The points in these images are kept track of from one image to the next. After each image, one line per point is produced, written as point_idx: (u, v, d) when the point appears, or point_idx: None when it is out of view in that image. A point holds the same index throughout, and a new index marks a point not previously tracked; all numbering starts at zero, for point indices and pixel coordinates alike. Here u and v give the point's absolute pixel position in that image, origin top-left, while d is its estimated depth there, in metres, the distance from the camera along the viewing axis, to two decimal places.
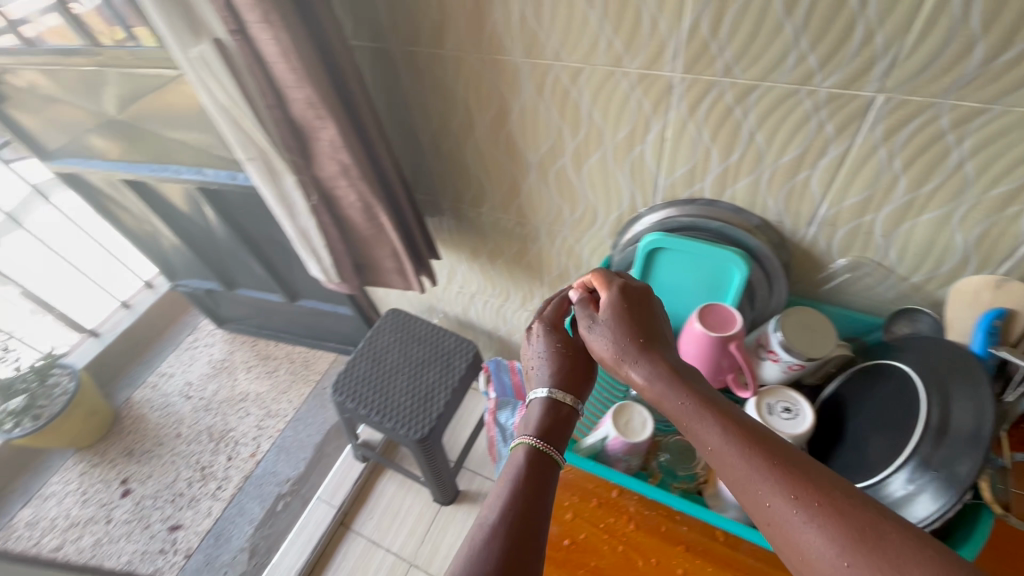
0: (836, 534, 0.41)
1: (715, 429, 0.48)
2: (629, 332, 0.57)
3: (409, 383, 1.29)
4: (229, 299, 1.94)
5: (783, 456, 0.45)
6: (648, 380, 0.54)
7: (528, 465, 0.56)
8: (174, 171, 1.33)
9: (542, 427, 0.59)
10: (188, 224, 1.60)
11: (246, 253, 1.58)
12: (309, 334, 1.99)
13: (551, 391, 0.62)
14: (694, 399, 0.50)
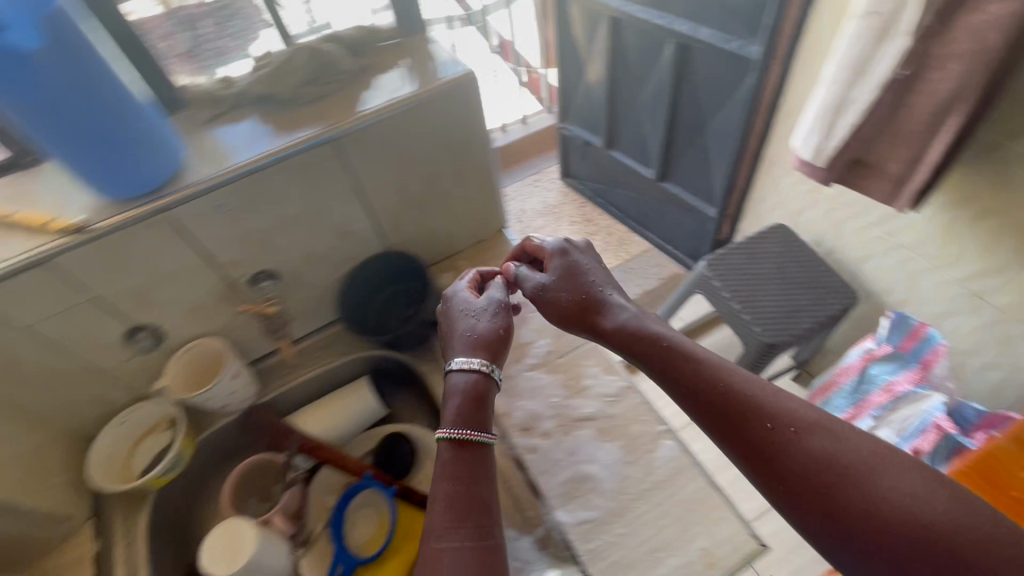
0: (775, 424, 0.39)
1: (668, 361, 0.46)
2: (559, 266, 0.57)
3: (779, 294, 1.06)
4: (594, 160, 2.12)
5: (695, 361, 0.45)
6: (582, 299, 0.54)
7: (454, 448, 0.48)
8: (669, 21, 1.46)
9: (457, 414, 0.50)
10: (626, 75, 1.74)
11: (661, 118, 1.69)
12: (641, 219, 2.11)
13: (480, 365, 0.51)
14: (690, 351, 0.46)
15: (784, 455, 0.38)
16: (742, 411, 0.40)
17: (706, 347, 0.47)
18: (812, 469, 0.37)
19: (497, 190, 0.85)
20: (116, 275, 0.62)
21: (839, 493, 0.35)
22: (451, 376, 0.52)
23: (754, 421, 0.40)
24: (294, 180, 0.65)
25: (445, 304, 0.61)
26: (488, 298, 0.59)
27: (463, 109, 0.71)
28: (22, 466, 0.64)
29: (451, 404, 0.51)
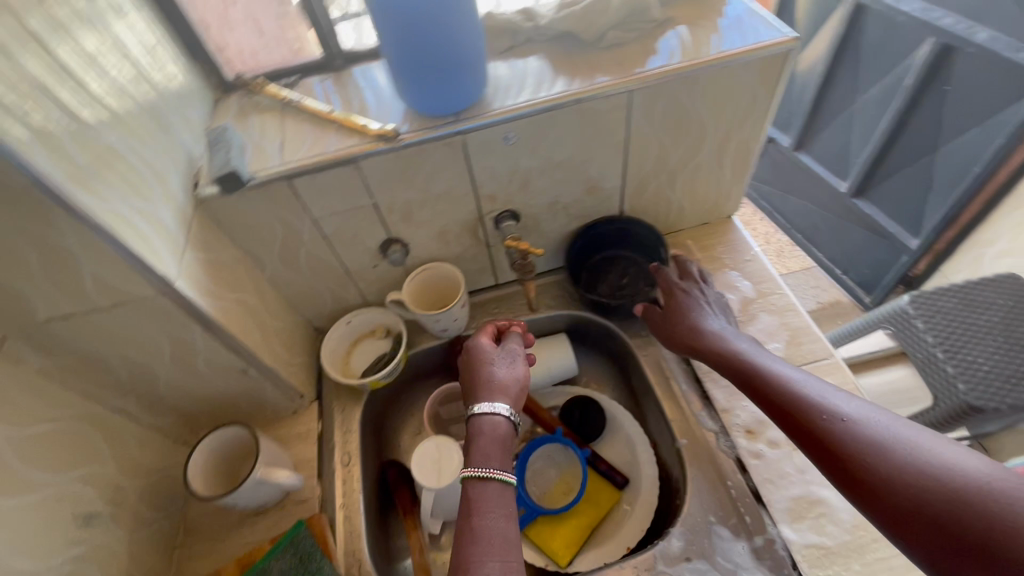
0: (827, 417, 0.47)
1: (752, 373, 0.57)
2: (670, 291, 0.71)
3: (997, 356, 0.97)
4: (774, 161, 1.95)
5: (769, 372, 0.55)
6: (688, 319, 0.68)
7: (483, 483, 0.51)
8: (935, 18, 1.26)
9: (484, 452, 0.53)
10: (849, 72, 1.54)
11: (878, 128, 1.48)
12: (808, 235, 1.91)
13: (507, 412, 0.56)
14: (754, 367, 0.57)
15: (828, 437, 0.46)
16: (796, 409, 0.50)
17: (785, 366, 0.56)
18: (857, 452, 0.44)
19: (746, 174, 0.79)
20: (402, 188, 0.65)
21: (874, 466, 0.42)
22: (480, 418, 0.55)
23: (805, 416, 0.49)
24: (579, 123, 0.64)
25: (469, 354, 0.63)
26: (509, 355, 0.62)
27: (760, 84, 0.66)
28: (280, 341, 0.71)
29: (475, 446, 0.54)
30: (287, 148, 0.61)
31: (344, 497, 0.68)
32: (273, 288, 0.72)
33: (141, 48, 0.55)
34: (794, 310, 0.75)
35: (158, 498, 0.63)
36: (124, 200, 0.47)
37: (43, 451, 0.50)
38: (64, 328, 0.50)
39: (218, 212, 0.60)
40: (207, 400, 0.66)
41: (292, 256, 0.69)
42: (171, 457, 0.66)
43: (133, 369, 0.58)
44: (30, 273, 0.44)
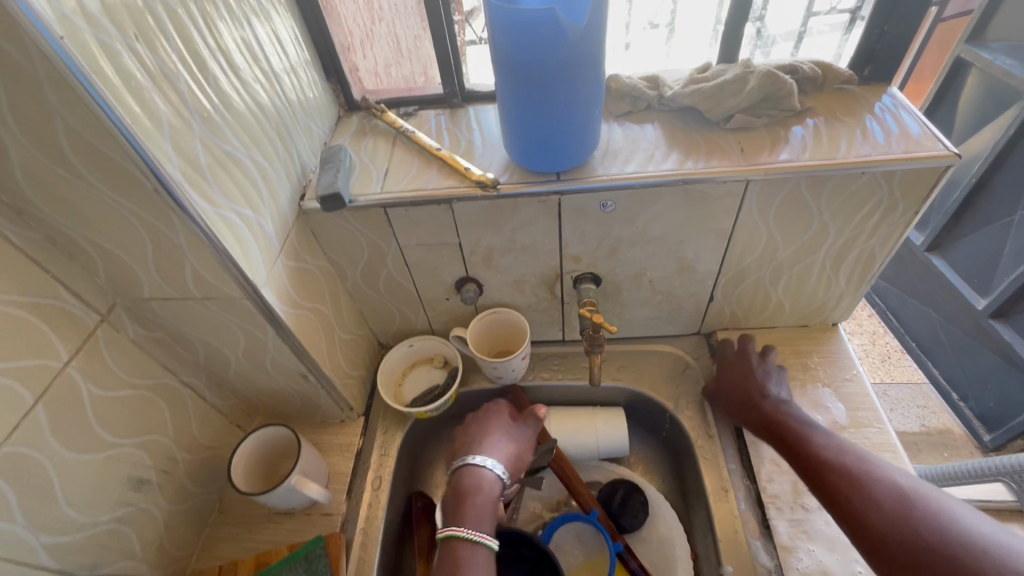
0: (884, 498, 0.49)
1: (793, 431, 0.60)
2: (749, 390, 0.67)
3: None
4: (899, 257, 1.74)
5: (841, 455, 0.55)
6: (755, 401, 0.65)
7: (478, 546, 0.53)
8: None
9: (472, 513, 0.55)
10: (1013, 179, 1.34)
11: None
12: (923, 346, 1.69)
13: (500, 472, 0.59)
14: (790, 422, 0.61)
15: (885, 525, 0.47)
16: (836, 476, 0.53)
17: (831, 438, 0.58)
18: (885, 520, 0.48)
19: (865, 285, 0.70)
20: (488, 232, 0.64)
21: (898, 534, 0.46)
22: (479, 473, 0.59)
23: (866, 507, 0.49)
24: (684, 204, 0.60)
25: (484, 418, 0.67)
26: (518, 429, 0.66)
27: (901, 195, 0.58)
28: (344, 353, 0.73)
29: (468, 505, 0.56)
30: (390, 177, 0.63)
31: (365, 522, 0.67)
32: (350, 299, 0.75)
33: (285, 68, 0.60)
34: (894, 452, 0.65)
35: (205, 474, 0.67)
36: (233, 207, 0.50)
37: (117, 413, 0.55)
38: (161, 307, 0.55)
39: (316, 224, 0.63)
40: (267, 393, 0.70)
41: (373, 275, 0.71)
42: (224, 438, 0.70)
43: (210, 353, 0.62)
44: (143, 258, 0.49)
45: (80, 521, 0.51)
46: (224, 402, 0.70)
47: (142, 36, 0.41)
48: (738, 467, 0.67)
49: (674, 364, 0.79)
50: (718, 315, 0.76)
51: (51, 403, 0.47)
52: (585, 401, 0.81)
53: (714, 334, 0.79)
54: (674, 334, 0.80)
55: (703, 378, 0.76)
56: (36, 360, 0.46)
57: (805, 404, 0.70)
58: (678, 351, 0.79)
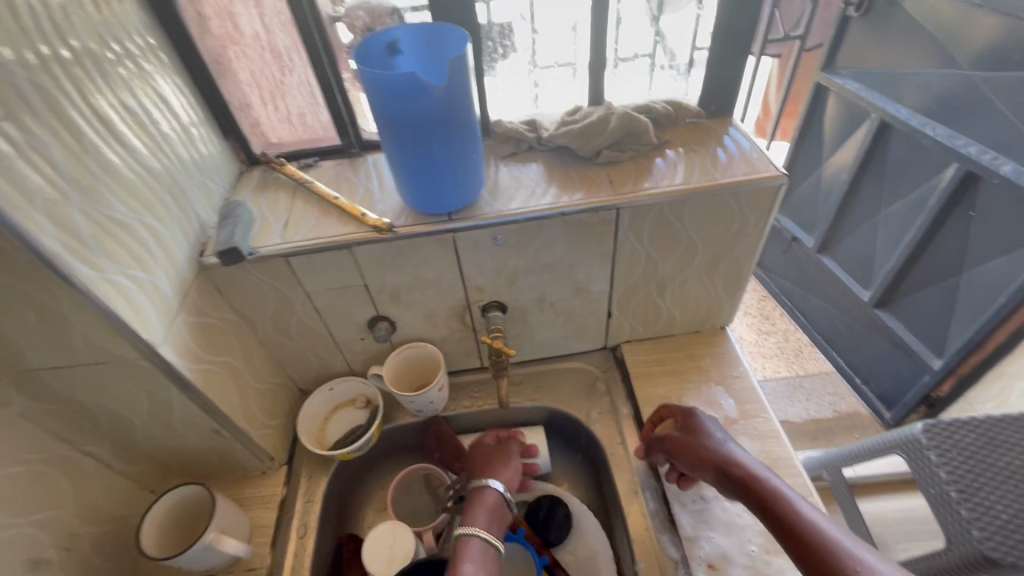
0: None
1: (772, 496, 0.56)
2: (714, 450, 0.63)
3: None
4: (796, 260, 1.92)
5: (814, 524, 0.52)
6: (725, 464, 0.61)
7: (482, 543, 0.61)
8: (959, 142, 1.25)
9: (481, 514, 0.65)
10: (874, 185, 1.54)
11: (902, 242, 1.45)
12: (829, 339, 1.86)
13: (502, 489, 0.68)
14: (767, 487, 0.57)
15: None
16: (828, 557, 0.49)
17: (812, 509, 0.54)
18: None
19: (738, 290, 0.79)
20: (392, 272, 0.68)
21: None
22: (485, 489, 0.68)
23: None
24: (567, 233, 0.66)
25: (475, 448, 0.76)
26: (507, 449, 0.75)
27: (750, 211, 0.67)
28: (259, 403, 0.73)
29: (472, 510, 0.65)
30: (290, 227, 0.65)
31: (292, 572, 0.68)
32: (263, 349, 0.75)
33: (175, 132, 0.62)
34: (777, 437, 0.72)
35: (112, 547, 0.64)
36: (122, 271, 0.51)
37: (6, 493, 0.53)
38: (52, 377, 0.54)
39: (219, 278, 0.64)
40: (180, 453, 0.69)
41: (284, 322, 0.72)
42: (133, 506, 0.68)
43: (112, 419, 0.61)
44: (27, 329, 0.48)
45: None
46: (132, 468, 0.68)
47: (11, 115, 0.42)
48: (645, 469, 0.72)
49: (585, 379, 0.85)
50: (619, 330, 0.83)
51: None
52: (506, 424, 0.84)
53: (619, 347, 0.86)
54: (583, 351, 0.86)
55: (611, 389, 0.82)
56: None
57: (700, 402, 0.77)
58: (587, 366, 0.85)
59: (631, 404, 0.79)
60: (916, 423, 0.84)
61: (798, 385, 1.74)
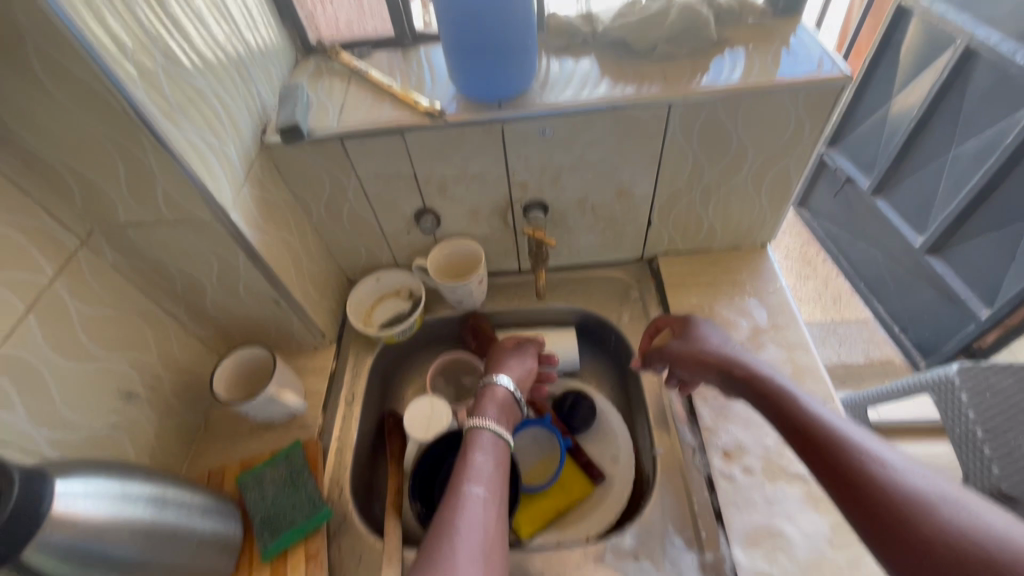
0: (879, 473, 0.45)
1: (775, 395, 0.56)
2: (717, 358, 0.64)
3: None
4: (846, 203, 1.82)
5: (817, 418, 0.52)
6: (729, 369, 0.62)
7: (491, 435, 0.64)
8: None
9: (492, 409, 0.68)
10: (947, 121, 1.41)
11: (969, 183, 1.36)
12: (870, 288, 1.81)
13: (510, 385, 0.70)
14: (769, 388, 0.58)
15: (860, 488, 0.45)
16: (826, 444, 0.49)
17: (818, 404, 0.54)
18: (881, 493, 0.44)
19: (783, 205, 0.78)
20: (440, 162, 0.70)
21: (893, 504, 0.43)
22: (493, 386, 0.70)
23: (865, 479, 0.45)
24: (615, 129, 0.66)
25: (494, 350, 0.78)
26: (523, 352, 0.77)
27: (806, 116, 0.65)
28: (313, 284, 0.79)
29: (483, 405, 0.68)
30: (345, 111, 0.68)
31: (341, 432, 0.75)
32: (317, 236, 0.80)
33: (240, 8, 0.63)
34: (805, 348, 0.74)
35: (189, 396, 0.73)
36: (198, 134, 0.55)
37: (104, 331, 0.60)
38: (137, 234, 0.60)
39: (279, 158, 0.68)
40: (244, 322, 0.76)
41: (336, 209, 0.76)
42: (204, 364, 0.76)
43: (186, 281, 0.68)
44: (117, 182, 0.54)
45: (77, 423, 0.57)
46: (203, 331, 0.76)
47: None
48: None
49: (619, 287, 0.87)
50: (657, 241, 0.84)
51: (42, 314, 0.53)
52: (539, 325, 0.88)
53: (656, 259, 0.87)
54: (619, 261, 0.88)
55: (644, 297, 0.84)
56: (22, 275, 0.51)
57: (732, 312, 0.79)
58: (623, 275, 0.87)
59: (663, 311, 0.82)
60: (952, 365, 0.86)
61: (834, 329, 1.72)
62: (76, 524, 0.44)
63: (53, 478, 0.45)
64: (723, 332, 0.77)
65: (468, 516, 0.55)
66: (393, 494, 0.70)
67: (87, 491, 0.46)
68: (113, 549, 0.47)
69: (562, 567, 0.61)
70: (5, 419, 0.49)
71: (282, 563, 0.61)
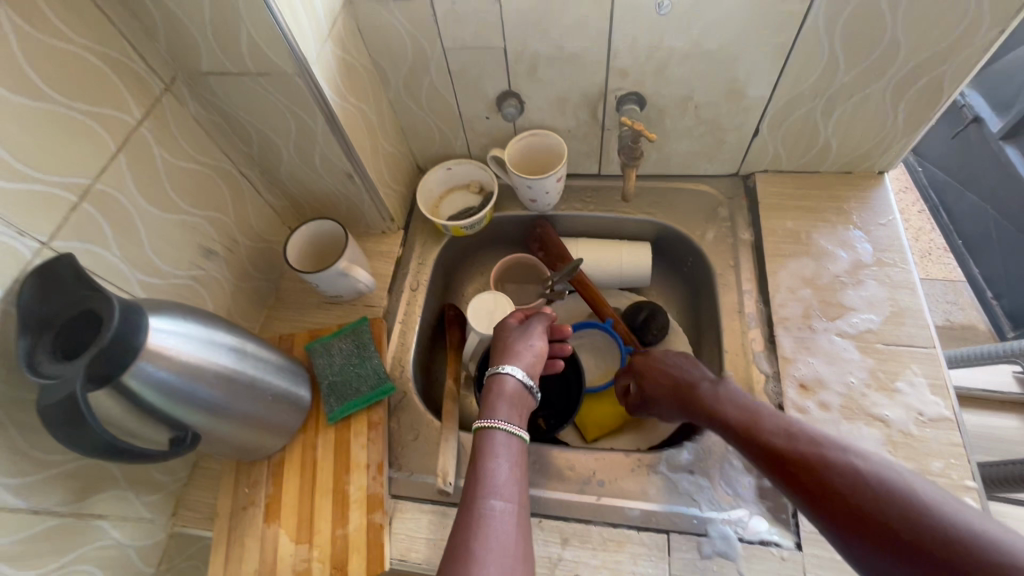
0: (861, 470, 0.41)
1: (697, 407, 0.56)
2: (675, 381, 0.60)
3: None
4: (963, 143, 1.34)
5: (818, 449, 0.44)
6: (675, 392, 0.59)
7: (508, 437, 0.52)
8: None
9: (505, 405, 0.55)
10: None
11: None
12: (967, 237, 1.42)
13: (519, 374, 0.57)
14: (728, 408, 0.53)
15: (844, 484, 0.40)
16: (796, 442, 0.45)
17: (765, 406, 0.52)
18: (868, 488, 0.39)
19: (923, 125, 0.67)
20: (535, 35, 0.62)
21: (876, 502, 0.38)
22: (497, 378, 0.57)
23: (844, 474, 0.41)
24: (745, 8, 0.56)
25: (496, 329, 0.64)
26: (530, 330, 0.63)
27: (988, 8, 0.53)
28: (386, 165, 0.76)
29: (491, 401, 0.56)
30: None
31: (405, 314, 0.75)
32: (392, 113, 0.76)
33: None
34: (912, 288, 0.66)
35: (262, 263, 0.75)
36: None
37: (187, 184, 0.60)
38: (218, 84, 0.58)
39: (362, 16, 0.62)
40: (316, 195, 0.75)
41: (415, 84, 0.71)
42: (277, 234, 0.77)
43: (264, 143, 0.66)
44: (200, 19, 0.50)
45: (164, 269, 0.58)
46: (277, 200, 0.76)
47: None
48: (754, 294, 0.70)
49: (707, 203, 0.80)
50: (760, 154, 0.75)
51: (130, 155, 0.53)
52: (613, 235, 0.84)
53: (753, 176, 0.79)
54: (711, 174, 0.80)
55: (733, 215, 0.77)
56: (110, 111, 0.50)
57: (832, 241, 0.71)
58: (712, 190, 0.80)
59: (753, 233, 0.75)
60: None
61: None
62: (169, 359, 0.46)
63: (148, 313, 0.46)
64: (818, 261, 0.70)
65: (494, 535, 0.45)
66: (451, 383, 0.70)
67: (177, 331, 0.47)
68: (200, 389, 0.49)
69: (614, 469, 0.61)
70: (100, 253, 0.51)
71: (347, 427, 0.64)
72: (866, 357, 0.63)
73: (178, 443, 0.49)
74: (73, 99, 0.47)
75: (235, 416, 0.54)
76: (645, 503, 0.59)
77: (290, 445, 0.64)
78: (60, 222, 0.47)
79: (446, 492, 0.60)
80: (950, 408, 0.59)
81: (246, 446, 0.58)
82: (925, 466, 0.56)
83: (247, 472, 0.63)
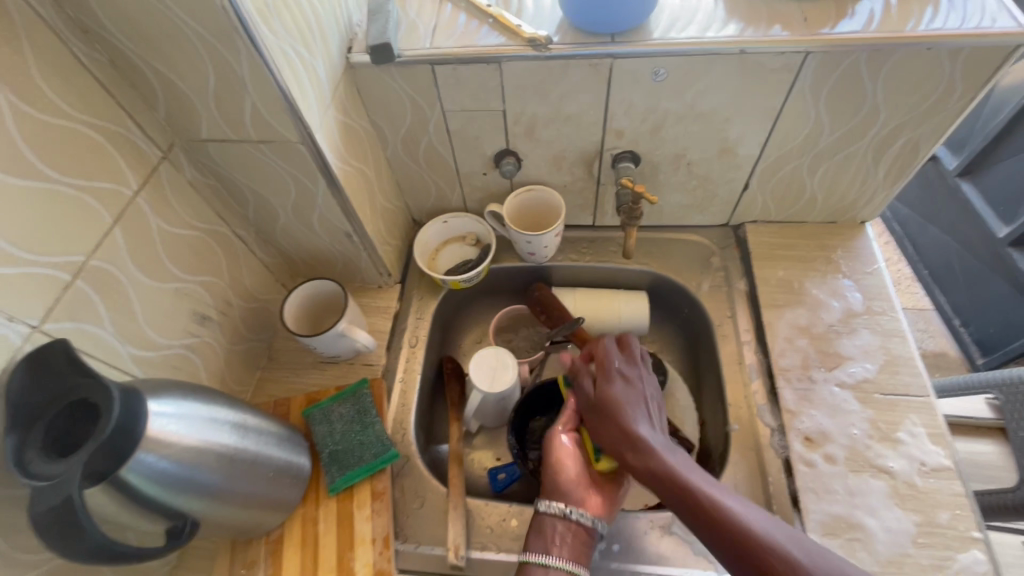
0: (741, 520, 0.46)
1: (618, 414, 0.56)
2: (608, 402, 0.57)
3: None
4: (922, 181, 1.41)
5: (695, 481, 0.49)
6: (607, 394, 0.58)
7: (545, 571, 0.51)
8: None
9: (548, 545, 0.54)
10: None
11: None
12: None
13: (560, 508, 0.55)
14: (644, 428, 0.54)
15: (722, 521, 0.46)
16: (683, 481, 0.49)
17: (667, 444, 0.54)
18: (745, 529, 0.45)
19: (901, 179, 0.70)
20: (536, 99, 0.64)
21: (748, 536, 0.45)
22: (540, 515, 0.56)
23: (729, 518, 0.46)
24: (735, 76, 0.59)
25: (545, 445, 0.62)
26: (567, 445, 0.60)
27: (959, 78, 0.57)
28: (384, 221, 0.75)
29: (536, 542, 0.54)
30: (439, 33, 0.61)
31: (404, 373, 0.73)
32: (388, 169, 0.76)
33: None
34: (902, 336, 0.68)
35: (255, 324, 0.72)
36: (292, 44, 0.51)
37: (183, 251, 0.58)
38: (217, 150, 0.57)
39: (363, 80, 0.63)
40: (312, 253, 0.73)
41: (414, 142, 0.72)
42: (270, 293, 0.75)
43: (261, 205, 0.65)
44: (204, 90, 0.50)
45: (156, 341, 0.56)
46: (270, 259, 0.74)
47: None
48: (753, 344, 0.71)
49: (699, 252, 0.81)
50: (749, 206, 0.77)
51: (126, 227, 0.51)
52: (609, 285, 0.84)
53: (743, 226, 0.81)
54: (703, 224, 0.82)
55: (727, 265, 0.79)
56: (108, 184, 0.49)
57: (824, 291, 0.73)
58: (705, 240, 0.81)
59: (747, 283, 0.77)
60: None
61: None
62: (170, 446, 0.44)
63: (147, 396, 0.44)
64: (812, 311, 0.72)
65: None
66: (455, 444, 0.69)
67: (177, 413, 0.45)
68: (200, 475, 0.46)
69: (629, 530, 0.60)
70: (92, 331, 0.48)
71: (349, 498, 0.61)
72: (865, 408, 0.64)
73: (176, 535, 0.47)
74: (69, 176, 0.45)
75: (235, 498, 0.51)
76: (661, 568, 0.58)
77: (289, 519, 0.61)
78: (51, 304, 0.44)
79: (457, 565, 0.59)
80: (950, 456, 0.60)
81: (245, 527, 0.55)
82: (933, 518, 0.57)
83: (243, 552, 0.60)
